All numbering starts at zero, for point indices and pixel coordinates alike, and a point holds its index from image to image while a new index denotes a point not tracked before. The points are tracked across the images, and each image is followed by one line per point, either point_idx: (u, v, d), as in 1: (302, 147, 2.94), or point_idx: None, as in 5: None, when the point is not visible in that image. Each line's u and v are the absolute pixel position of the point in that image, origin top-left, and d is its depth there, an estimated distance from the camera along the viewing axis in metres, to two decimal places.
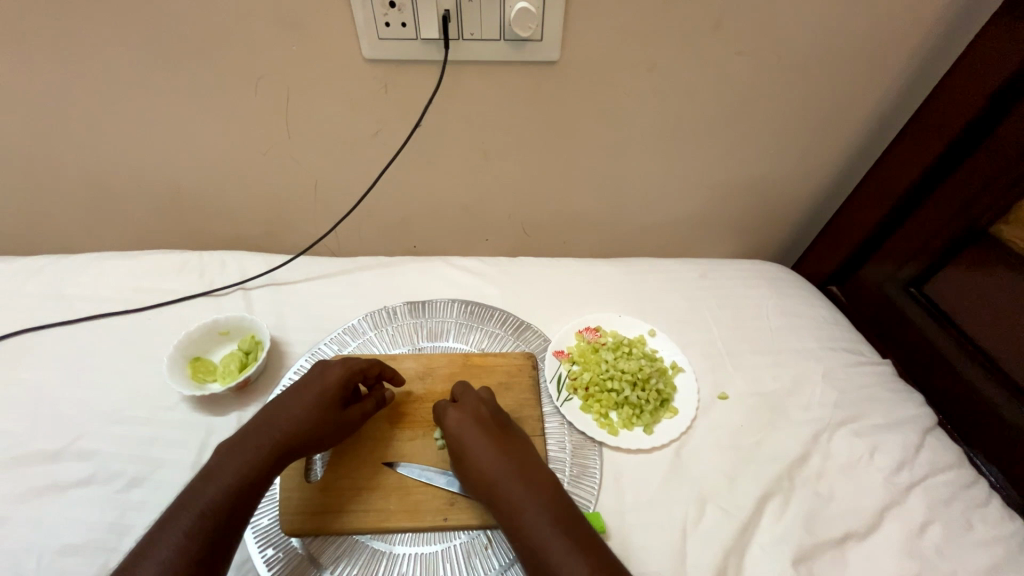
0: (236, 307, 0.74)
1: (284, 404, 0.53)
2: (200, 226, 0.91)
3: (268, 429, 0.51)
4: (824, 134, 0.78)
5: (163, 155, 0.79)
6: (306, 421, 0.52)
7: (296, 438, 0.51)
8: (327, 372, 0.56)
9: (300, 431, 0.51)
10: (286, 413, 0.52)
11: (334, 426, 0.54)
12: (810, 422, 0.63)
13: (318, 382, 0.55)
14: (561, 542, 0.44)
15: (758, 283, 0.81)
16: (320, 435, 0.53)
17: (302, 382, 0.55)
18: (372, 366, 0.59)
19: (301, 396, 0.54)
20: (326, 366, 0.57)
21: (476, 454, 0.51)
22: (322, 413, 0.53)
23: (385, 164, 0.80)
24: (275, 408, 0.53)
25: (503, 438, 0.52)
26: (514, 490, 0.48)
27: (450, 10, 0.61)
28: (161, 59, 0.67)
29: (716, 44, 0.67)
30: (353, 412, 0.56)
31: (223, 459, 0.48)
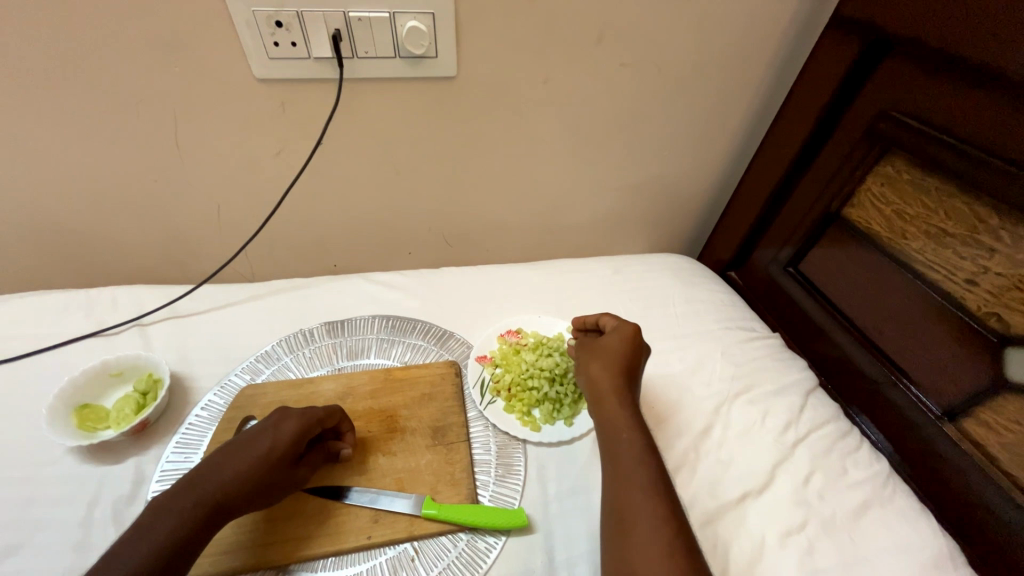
0: (132, 345, 0.69)
1: (232, 458, 0.49)
2: (89, 262, 0.84)
3: (213, 482, 0.47)
4: (706, 136, 0.86)
5: (33, 188, 0.72)
6: (253, 480, 0.49)
7: (240, 498, 0.48)
8: (283, 424, 0.52)
9: (242, 491, 0.48)
10: (237, 468, 0.48)
11: (285, 485, 0.51)
12: (711, 397, 0.69)
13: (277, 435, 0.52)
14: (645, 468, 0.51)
15: (664, 275, 0.88)
16: (264, 496, 0.49)
17: (255, 432, 0.51)
18: (333, 419, 0.56)
19: (257, 447, 0.50)
20: (284, 416, 0.54)
21: (591, 372, 0.60)
22: (272, 475, 0.50)
23: (292, 183, 0.79)
24: (226, 459, 0.49)
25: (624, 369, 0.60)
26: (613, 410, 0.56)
27: (340, 29, 0.62)
28: (19, 85, 0.62)
29: (600, 58, 0.72)
30: (302, 474, 0.53)
31: (154, 516, 0.45)
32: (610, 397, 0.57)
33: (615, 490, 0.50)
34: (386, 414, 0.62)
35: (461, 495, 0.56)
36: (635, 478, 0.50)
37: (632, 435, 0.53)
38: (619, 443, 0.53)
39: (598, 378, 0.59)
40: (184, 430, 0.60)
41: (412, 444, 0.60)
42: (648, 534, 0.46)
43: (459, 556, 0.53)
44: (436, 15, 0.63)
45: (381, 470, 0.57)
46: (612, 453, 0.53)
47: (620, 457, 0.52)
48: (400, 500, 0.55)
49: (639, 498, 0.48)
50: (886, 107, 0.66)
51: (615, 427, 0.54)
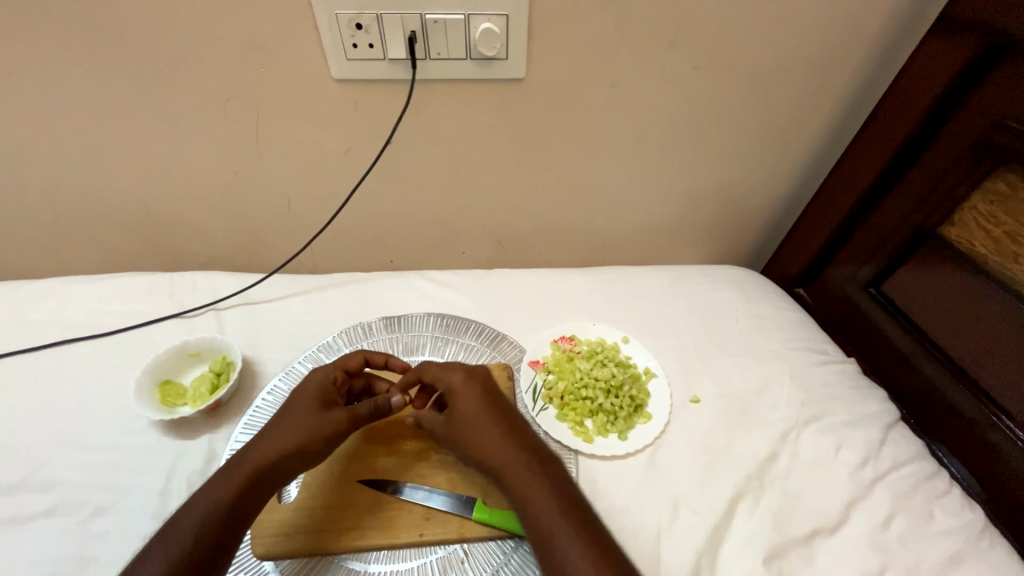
0: (208, 327, 0.73)
1: (271, 424, 0.53)
2: (172, 247, 0.91)
3: (254, 446, 0.51)
4: (782, 143, 0.81)
5: (132, 177, 0.79)
6: (289, 432, 0.52)
7: (288, 453, 0.50)
8: (306, 386, 0.57)
9: (287, 445, 0.51)
10: (277, 428, 0.52)
11: (326, 430, 0.53)
12: (778, 422, 0.64)
13: (302, 394, 0.56)
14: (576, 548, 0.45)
15: (728, 288, 0.84)
16: (311, 444, 0.51)
17: (287, 403, 0.56)
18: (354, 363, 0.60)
19: (287, 410, 0.55)
20: (307, 383, 0.58)
21: (463, 444, 0.54)
22: (309, 424, 0.52)
23: (358, 180, 0.81)
24: (268, 425, 0.53)
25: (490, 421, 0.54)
26: (517, 475, 0.50)
27: (416, 31, 0.63)
28: (127, 82, 0.67)
29: (674, 61, 0.70)
30: (337, 414, 0.54)
31: (205, 488, 0.48)
32: (512, 464, 0.51)
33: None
34: (439, 412, 0.62)
35: None
36: (570, 563, 0.45)
37: (550, 510, 0.48)
38: (546, 519, 0.48)
39: (478, 447, 0.53)
40: (251, 413, 0.62)
41: None
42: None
43: (509, 563, 0.52)
44: (509, 17, 0.63)
45: (434, 468, 0.58)
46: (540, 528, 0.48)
47: (551, 539, 0.46)
48: (452, 500, 0.55)
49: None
50: (1000, 116, 0.59)
51: (529, 504, 0.49)
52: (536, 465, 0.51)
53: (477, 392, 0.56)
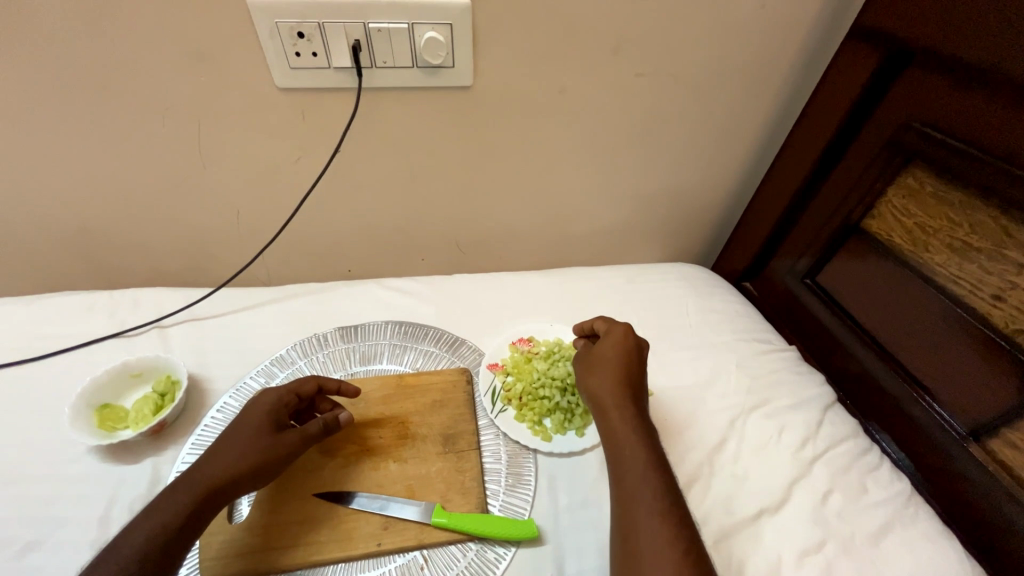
0: (152, 346, 0.70)
1: (216, 447, 0.51)
2: (113, 264, 0.86)
3: (200, 469, 0.49)
4: (722, 146, 0.86)
5: (62, 192, 0.74)
6: (238, 454, 0.50)
7: (233, 479, 0.49)
8: (255, 407, 0.55)
9: (233, 471, 0.49)
10: (222, 453, 0.51)
11: (274, 454, 0.52)
12: (726, 410, 0.67)
13: (251, 412, 0.55)
14: (647, 487, 0.49)
15: (679, 284, 0.88)
16: (258, 470, 0.51)
17: (234, 423, 0.54)
18: (305, 384, 0.59)
19: (236, 429, 0.53)
20: (257, 401, 0.56)
21: (592, 387, 0.59)
22: (257, 448, 0.51)
23: (310, 189, 0.80)
24: (212, 448, 0.51)
25: (598, 371, 0.59)
26: (613, 420, 0.55)
27: (360, 40, 0.63)
28: (51, 92, 0.64)
29: (616, 68, 0.73)
30: (290, 436, 0.54)
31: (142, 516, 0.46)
32: (615, 410, 0.56)
33: (619, 508, 0.50)
34: (394, 419, 0.62)
35: (472, 505, 0.56)
36: (638, 499, 0.49)
37: (635, 454, 0.52)
38: (623, 454, 0.53)
39: (599, 390, 0.58)
40: (199, 432, 0.60)
41: (424, 451, 0.60)
42: (653, 549, 0.46)
43: (468, 566, 0.53)
44: (454, 26, 0.64)
45: (392, 477, 0.57)
46: (618, 468, 0.52)
47: (624, 474, 0.51)
48: (411, 508, 0.55)
49: (644, 512, 0.48)
50: (907, 119, 0.65)
51: (621, 444, 0.54)
52: (635, 415, 0.56)
53: (636, 351, 0.61)
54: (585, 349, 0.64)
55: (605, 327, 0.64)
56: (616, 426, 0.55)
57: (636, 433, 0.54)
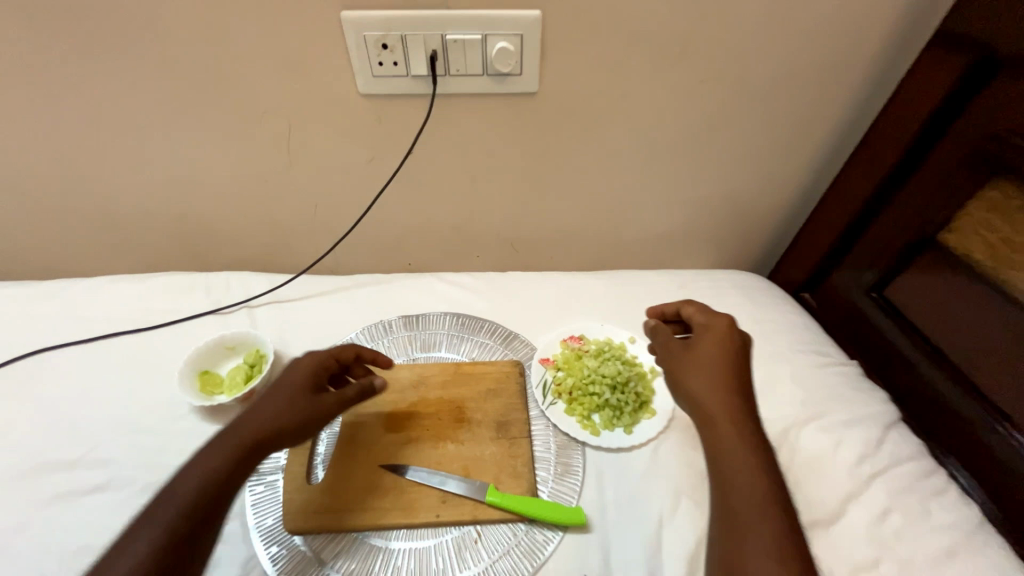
0: (241, 323, 0.79)
1: (261, 403, 0.55)
2: (207, 250, 0.97)
3: (247, 422, 0.53)
4: (786, 153, 0.84)
5: (172, 184, 0.85)
6: (283, 411, 0.54)
7: (277, 432, 0.53)
8: (295, 369, 0.59)
9: (278, 425, 0.53)
10: (267, 408, 0.55)
11: (314, 413, 0.56)
12: (780, 419, 0.67)
13: (294, 372, 0.59)
14: (758, 500, 0.49)
15: (733, 292, 0.87)
16: (298, 425, 0.54)
17: (276, 382, 0.58)
18: (344, 350, 0.63)
19: (280, 387, 0.57)
20: (297, 364, 0.60)
21: (692, 388, 0.57)
22: (298, 406, 0.55)
23: (381, 187, 0.86)
24: (258, 403, 0.55)
25: (702, 373, 0.57)
26: (718, 426, 0.54)
27: (437, 50, 0.68)
28: (173, 98, 0.73)
29: (679, 74, 0.74)
30: (329, 398, 0.57)
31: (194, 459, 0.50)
32: (721, 418, 0.54)
33: (724, 517, 0.49)
34: (452, 402, 0.67)
35: (523, 489, 0.59)
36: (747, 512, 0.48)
37: (744, 464, 0.51)
38: (729, 462, 0.51)
39: (701, 392, 0.56)
40: None
41: (479, 435, 0.64)
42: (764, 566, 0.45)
43: (519, 544, 0.56)
44: (524, 36, 0.68)
45: (450, 455, 0.62)
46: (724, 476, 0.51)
47: (731, 486, 0.50)
48: (467, 485, 0.59)
49: (754, 527, 0.47)
50: (996, 129, 0.61)
51: (726, 453, 0.52)
52: (743, 416, 0.54)
53: (738, 355, 0.59)
54: (680, 345, 0.62)
55: (705, 322, 0.63)
56: (721, 431, 0.53)
57: (743, 442, 0.52)
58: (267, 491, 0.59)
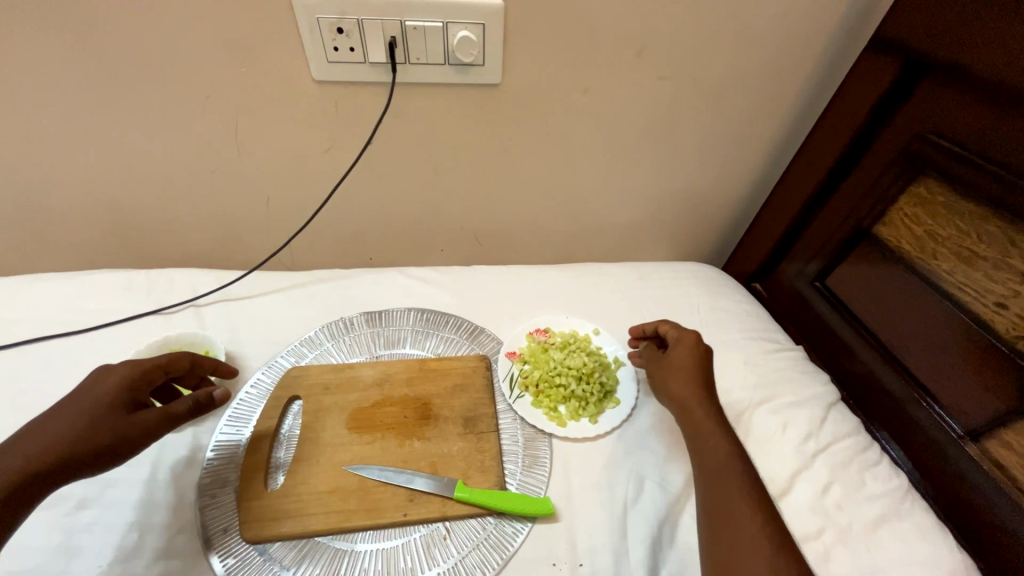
0: (188, 323, 0.74)
1: (51, 415, 0.49)
2: (148, 245, 0.90)
3: (16, 456, 0.46)
4: (738, 150, 0.88)
5: (103, 174, 0.78)
6: (75, 434, 0.48)
7: (75, 450, 0.47)
8: (106, 374, 0.54)
9: (70, 442, 0.48)
10: (56, 422, 0.49)
11: (120, 430, 0.50)
12: (735, 403, 0.71)
13: (89, 398, 0.51)
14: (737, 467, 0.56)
15: (690, 283, 0.91)
16: (105, 443, 0.49)
17: (80, 387, 0.52)
18: (178, 359, 0.59)
19: (62, 417, 0.49)
20: (108, 371, 0.54)
21: (670, 389, 0.65)
22: (99, 419, 0.50)
23: (339, 180, 0.83)
24: (47, 416, 0.49)
25: (674, 374, 0.66)
26: (695, 414, 0.61)
27: (396, 37, 0.66)
28: (101, 81, 0.67)
29: (639, 71, 0.75)
30: (149, 415, 0.52)
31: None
32: (696, 407, 0.62)
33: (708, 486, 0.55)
34: (418, 399, 0.66)
35: (492, 482, 0.60)
36: (729, 482, 0.55)
37: (718, 442, 0.58)
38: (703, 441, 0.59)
39: (677, 391, 0.64)
40: (236, 405, 0.64)
41: (446, 431, 0.64)
42: (742, 523, 0.51)
43: (488, 538, 0.56)
44: (486, 26, 0.66)
45: (416, 453, 0.61)
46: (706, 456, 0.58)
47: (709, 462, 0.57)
48: (434, 482, 0.58)
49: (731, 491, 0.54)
50: (922, 129, 0.67)
51: (704, 434, 0.59)
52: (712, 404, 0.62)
53: (705, 356, 0.67)
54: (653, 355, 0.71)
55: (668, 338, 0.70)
56: (697, 418, 0.61)
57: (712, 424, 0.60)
58: (220, 502, 0.56)
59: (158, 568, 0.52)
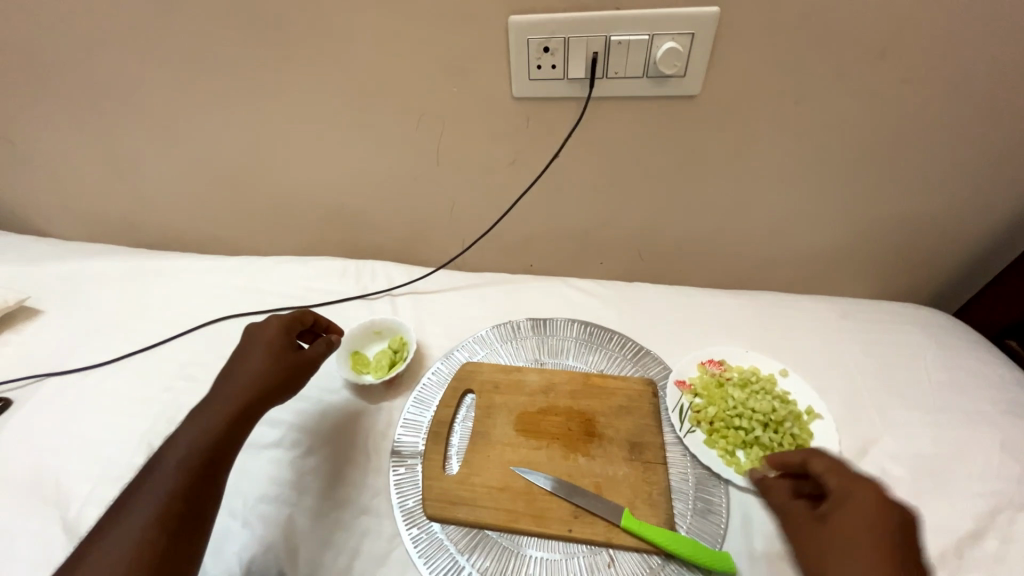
0: (384, 309, 0.85)
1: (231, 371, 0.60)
2: (353, 240, 1.06)
3: (218, 403, 0.56)
4: (1003, 171, 0.71)
5: (334, 178, 0.94)
6: (255, 377, 0.59)
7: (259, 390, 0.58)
8: (256, 337, 0.64)
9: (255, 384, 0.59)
10: (237, 374, 0.59)
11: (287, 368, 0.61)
12: (982, 495, 0.57)
13: (254, 348, 0.62)
14: None
15: (913, 330, 0.74)
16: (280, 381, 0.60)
17: (241, 351, 0.63)
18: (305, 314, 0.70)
19: (241, 363, 0.61)
20: (256, 334, 0.64)
21: None
22: (270, 363, 0.61)
23: (518, 190, 0.88)
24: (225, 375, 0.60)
25: (827, 565, 0.42)
26: None
27: (598, 52, 0.66)
28: (349, 103, 0.82)
29: (876, 75, 0.64)
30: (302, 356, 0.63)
31: (185, 429, 0.54)
32: None
33: None
34: (583, 414, 0.65)
35: (660, 519, 0.56)
36: None
37: None
38: None
39: None
40: (420, 389, 0.72)
41: (612, 452, 0.62)
42: None
43: None
44: (695, 35, 0.63)
45: (581, 469, 0.60)
46: None
47: None
48: (600, 504, 0.57)
49: None
50: None
51: None
52: None
53: (875, 540, 0.41)
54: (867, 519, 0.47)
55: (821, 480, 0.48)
56: None
57: None
58: (407, 474, 0.63)
59: (361, 521, 0.59)
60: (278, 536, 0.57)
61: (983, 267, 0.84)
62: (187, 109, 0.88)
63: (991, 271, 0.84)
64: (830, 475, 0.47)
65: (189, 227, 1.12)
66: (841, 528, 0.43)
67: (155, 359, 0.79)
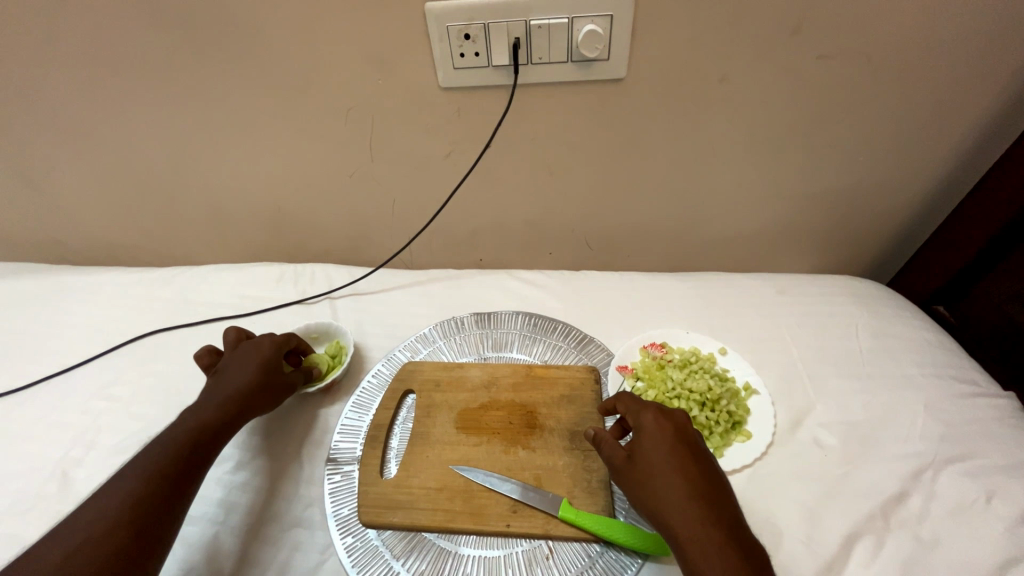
0: (323, 313, 0.82)
1: (228, 375, 0.62)
2: (294, 243, 1.02)
3: (208, 405, 0.59)
4: (920, 141, 0.73)
5: (265, 180, 0.90)
6: (246, 389, 0.61)
7: (245, 401, 0.60)
8: (258, 347, 0.66)
9: (244, 395, 0.61)
10: (232, 380, 0.62)
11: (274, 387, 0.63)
12: (908, 457, 0.58)
13: (244, 363, 0.64)
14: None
15: (846, 302, 0.76)
16: (264, 398, 0.62)
17: (241, 355, 0.65)
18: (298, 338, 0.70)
19: (233, 375, 0.62)
20: (258, 343, 0.66)
21: (644, 491, 0.49)
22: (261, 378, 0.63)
23: (458, 184, 0.86)
24: (223, 378, 0.62)
25: (630, 469, 0.51)
26: (692, 514, 0.46)
27: (520, 37, 0.65)
28: (270, 99, 0.78)
29: (793, 53, 0.65)
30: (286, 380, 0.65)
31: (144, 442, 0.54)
32: (694, 513, 0.46)
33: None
34: (524, 406, 0.64)
35: (598, 506, 0.56)
36: None
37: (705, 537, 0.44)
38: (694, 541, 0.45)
39: (659, 493, 0.48)
40: (358, 393, 0.69)
41: (551, 443, 0.61)
42: None
43: (593, 566, 0.53)
44: (614, 17, 0.62)
45: (521, 463, 0.59)
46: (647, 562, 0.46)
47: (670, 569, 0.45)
48: (538, 497, 0.56)
49: None
50: None
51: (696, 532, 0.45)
52: (713, 501, 0.47)
53: (653, 440, 0.51)
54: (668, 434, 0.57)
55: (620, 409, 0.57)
56: (690, 526, 0.45)
57: (714, 522, 0.45)
58: (343, 482, 0.60)
59: (293, 534, 0.57)
60: (204, 557, 0.55)
61: (912, 236, 0.87)
62: (94, 114, 0.82)
63: (919, 239, 0.87)
64: (626, 413, 0.56)
65: (118, 240, 1.05)
66: (638, 444, 0.52)
67: (70, 383, 0.74)
